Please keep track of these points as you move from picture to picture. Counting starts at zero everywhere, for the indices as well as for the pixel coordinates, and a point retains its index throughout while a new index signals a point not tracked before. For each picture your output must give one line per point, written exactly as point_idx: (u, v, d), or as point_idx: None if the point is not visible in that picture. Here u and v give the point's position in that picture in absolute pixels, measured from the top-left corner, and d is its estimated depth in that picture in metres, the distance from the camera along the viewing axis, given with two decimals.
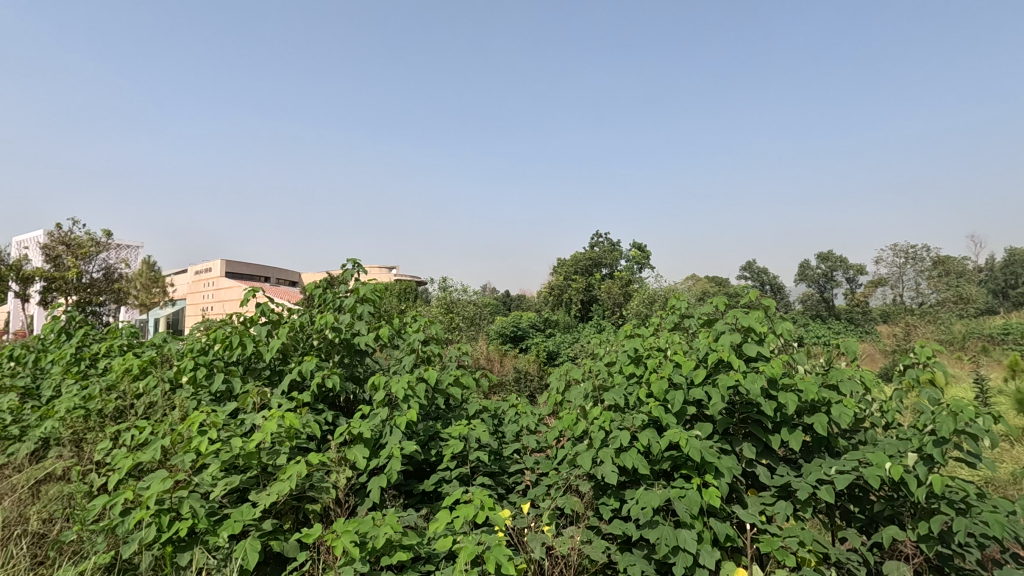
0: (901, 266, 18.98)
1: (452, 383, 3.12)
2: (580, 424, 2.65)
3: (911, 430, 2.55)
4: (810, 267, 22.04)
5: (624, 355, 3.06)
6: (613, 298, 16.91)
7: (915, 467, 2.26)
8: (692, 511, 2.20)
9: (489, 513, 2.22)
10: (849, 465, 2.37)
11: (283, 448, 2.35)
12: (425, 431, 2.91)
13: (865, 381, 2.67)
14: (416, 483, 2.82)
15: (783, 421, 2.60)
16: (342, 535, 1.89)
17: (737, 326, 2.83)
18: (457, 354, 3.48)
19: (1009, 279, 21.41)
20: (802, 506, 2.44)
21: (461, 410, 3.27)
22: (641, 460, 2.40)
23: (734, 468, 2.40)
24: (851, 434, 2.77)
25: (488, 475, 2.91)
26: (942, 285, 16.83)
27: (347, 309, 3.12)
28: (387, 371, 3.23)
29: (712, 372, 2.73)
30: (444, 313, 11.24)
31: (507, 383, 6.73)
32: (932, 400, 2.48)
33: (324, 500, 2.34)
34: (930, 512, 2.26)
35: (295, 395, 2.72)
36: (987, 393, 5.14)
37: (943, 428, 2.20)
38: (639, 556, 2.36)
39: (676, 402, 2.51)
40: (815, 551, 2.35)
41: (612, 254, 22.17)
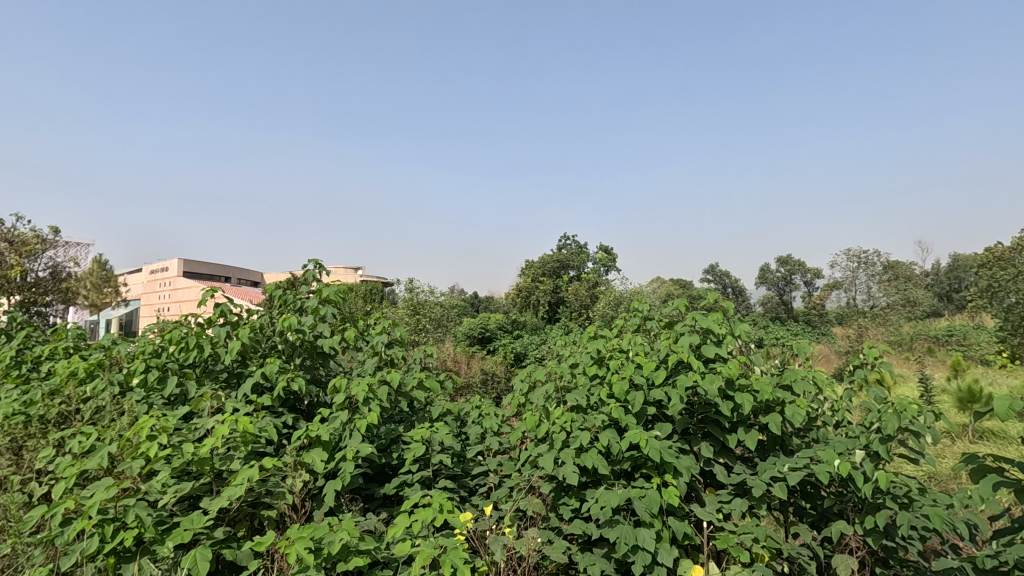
0: (854, 270, 19.78)
1: (416, 386, 3.09)
2: (542, 425, 2.67)
3: (859, 427, 2.65)
4: (769, 270, 22.72)
5: (588, 356, 3.10)
6: (580, 300, 17.10)
7: (862, 464, 2.35)
8: (651, 510, 2.24)
9: (448, 515, 2.20)
10: (801, 462, 2.45)
11: (237, 453, 2.28)
12: (387, 434, 2.87)
13: (816, 381, 2.77)
14: (376, 487, 2.78)
15: (739, 421, 2.68)
16: (295, 542, 1.84)
17: (696, 328, 2.90)
18: (422, 356, 3.45)
19: (952, 283, 22.56)
20: (756, 503, 2.51)
21: (424, 413, 3.25)
22: (601, 461, 2.42)
23: (692, 467, 2.44)
24: (804, 432, 2.87)
25: (450, 478, 2.89)
26: (892, 289, 17.60)
27: (309, 310, 3.06)
28: (349, 374, 3.18)
29: (672, 373, 2.79)
30: (410, 313, 11.14)
31: (473, 386, 6.73)
32: (879, 399, 2.59)
33: (280, 507, 2.28)
34: (876, 507, 2.36)
35: (253, 399, 2.65)
36: (931, 392, 5.41)
37: (888, 426, 2.30)
38: (599, 556, 2.38)
39: (636, 403, 2.55)
40: (768, 547, 2.41)
41: (581, 258, 22.33)
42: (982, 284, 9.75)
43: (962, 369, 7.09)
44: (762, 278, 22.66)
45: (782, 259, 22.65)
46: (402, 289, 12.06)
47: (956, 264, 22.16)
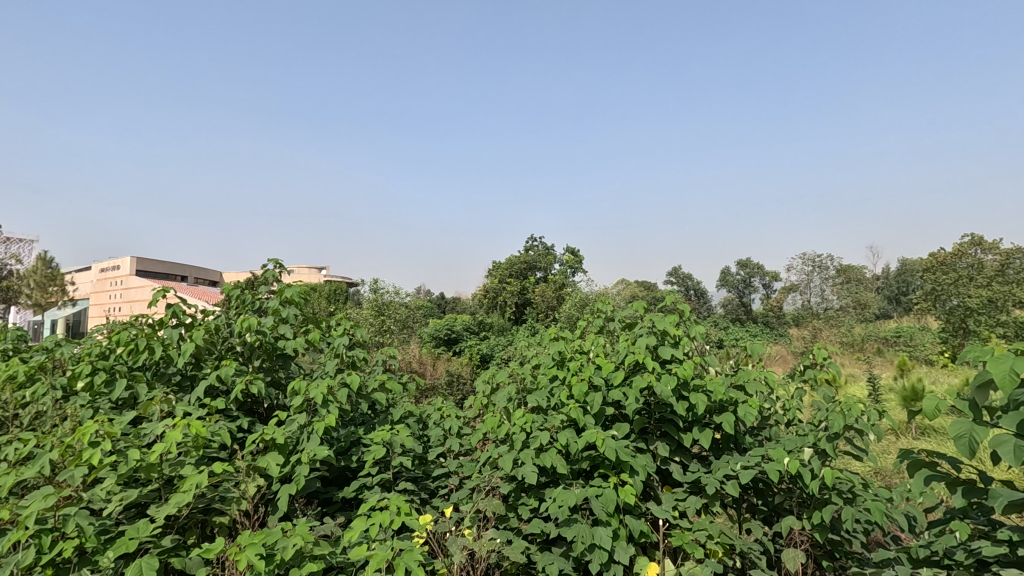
0: (809, 274, 20.52)
1: (377, 388, 3.06)
2: (502, 426, 2.68)
3: (808, 426, 2.76)
4: (730, 273, 23.32)
5: (549, 357, 3.12)
6: (546, 302, 17.23)
7: (810, 461, 2.44)
8: (607, 508, 2.27)
9: (405, 518, 2.18)
10: (752, 460, 2.53)
11: (188, 458, 2.21)
12: (346, 437, 2.83)
13: (768, 381, 2.87)
14: (335, 491, 2.74)
15: (694, 420, 2.75)
16: (246, 549, 1.79)
17: (654, 329, 2.96)
18: (384, 357, 3.41)
19: (900, 287, 23.60)
20: (710, 501, 2.57)
21: (385, 415, 3.22)
22: (560, 460, 2.45)
23: (648, 466, 2.49)
24: (757, 430, 2.97)
25: (410, 480, 2.87)
26: (845, 292, 18.33)
27: (269, 311, 2.99)
28: (309, 376, 3.12)
29: (630, 374, 2.84)
30: (374, 314, 10.97)
31: (438, 387, 6.68)
32: (827, 399, 2.70)
33: (232, 513, 2.22)
34: (822, 502, 2.45)
35: (207, 402, 2.58)
36: (878, 391, 5.65)
37: (835, 424, 2.39)
38: (558, 556, 2.40)
39: (595, 403, 2.59)
40: (721, 543, 2.48)
41: (548, 258, 22.46)
42: (926, 287, 10.27)
43: (908, 369, 7.44)
44: (723, 281, 23.27)
45: (742, 261, 23.33)
46: (367, 289, 11.89)
47: (904, 268, 23.26)
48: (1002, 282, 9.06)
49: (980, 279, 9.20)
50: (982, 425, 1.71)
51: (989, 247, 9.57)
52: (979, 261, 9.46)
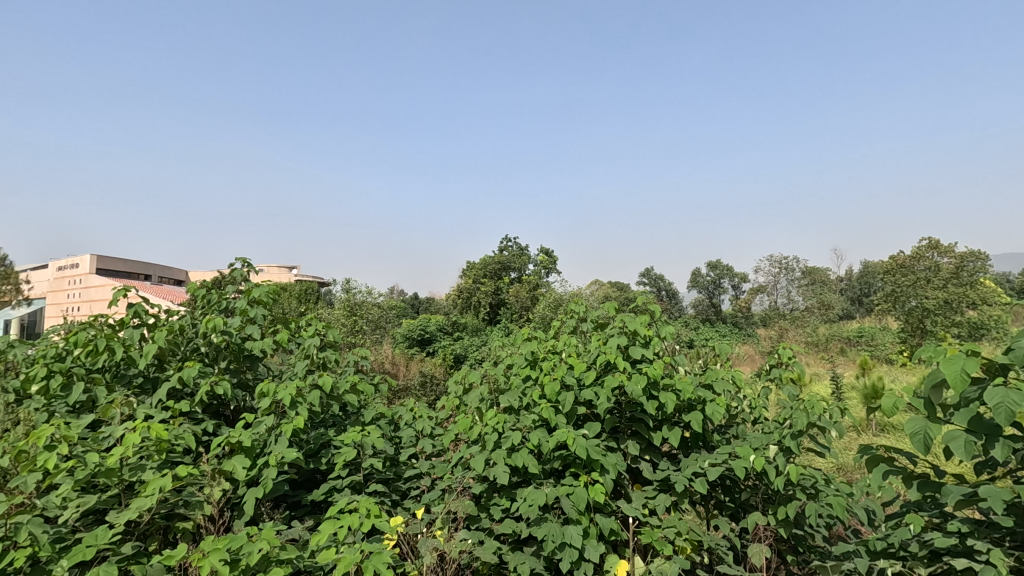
0: (776, 275, 21.05)
1: (348, 389, 3.02)
2: (474, 426, 2.67)
3: (773, 424, 2.83)
4: (701, 275, 23.75)
5: (522, 358, 3.14)
6: (520, 302, 17.27)
7: (775, 458, 2.50)
8: (577, 507, 2.29)
9: (375, 520, 2.16)
10: (720, 458, 2.59)
11: (149, 462, 2.14)
12: (316, 439, 2.79)
13: (736, 381, 2.93)
14: (303, 494, 2.69)
15: (664, 419, 2.79)
16: (210, 555, 1.74)
17: (625, 330, 3.00)
18: (356, 358, 3.37)
19: (862, 288, 24.39)
20: (679, 498, 2.62)
21: (356, 416, 3.18)
22: (531, 460, 2.45)
23: (618, 464, 2.52)
24: (725, 429, 3.03)
25: (381, 482, 2.85)
26: (810, 293, 18.86)
27: (236, 311, 2.92)
28: (278, 378, 3.06)
29: (601, 374, 2.87)
30: (346, 314, 10.83)
31: (411, 387, 6.65)
32: (792, 397, 2.77)
33: (196, 518, 2.16)
34: (787, 497, 2.52)
35: (171, 405, 2.50)
36: (841, 390, 5.84)
37: (799, 422, 2.46)
38: (529, 555, 2.41)
39: (566, 403, 2.61)
40: (690, 539, 2.52)
41: (522, 259, 22.50)
42: (886, 289, 10.64)
43: (869, 368, 7.70)
44: (694, 282, 23.70)
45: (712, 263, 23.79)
46: (339, 289, 11.74)
47: (866, 270, 24.05)
48: (956, 284, 9.44)
49: (936, 281, 9.57)
50: (936, 422, 1.78)
51: (944, 251, 9.96)
52: (935, 263, 9.83)
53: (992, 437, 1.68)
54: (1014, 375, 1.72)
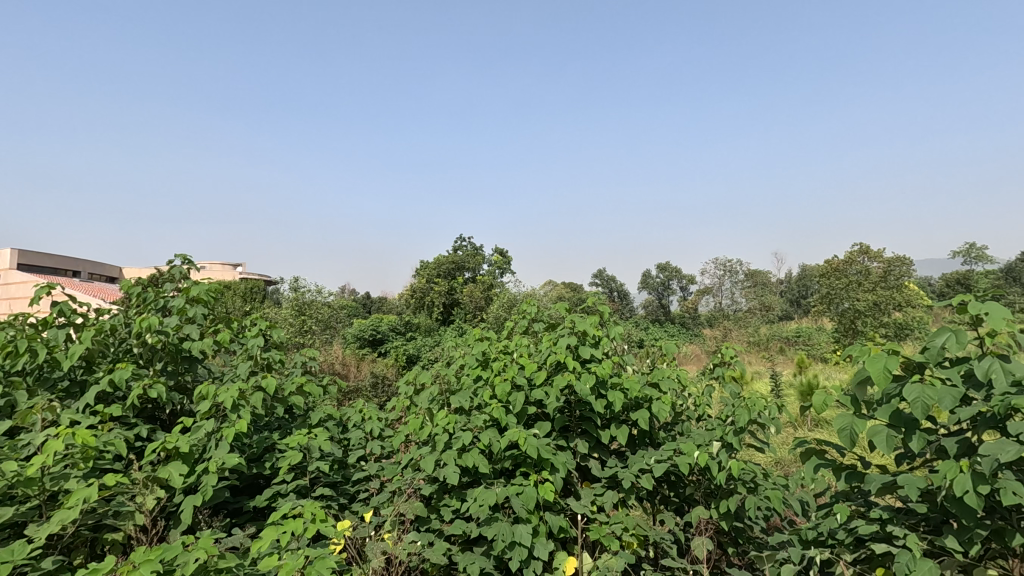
0: (722, 277, 21.86)
1: (294, 391, 2.93)
2: (424, 428, 2.65)
3: (716, 421, 2.94)
4: (651, 276, 24.38)
5: (473, 358, 3.13)
6: (474, 302, 17.24)
7: (717, 454, 2.60)
8: (527, 506, 2.31)
9: (321, 525, 2.10)
10: (665, 454, 2.66)
11: (74, 471, 2.01)
12: (259, 443, 2.69)
13: (681, 379, 3.02)
14: (246, 500, 2.60)
15: (612, 417, 2.85)
16: (141, 567, 1.65)
17: (575, 330, 3.04)
18: (302, 359, 3.28)
19: (800, 290, 25.65)
20: (626, 495, 2.68)
21: (302, 419, 3.09)
22: (482, 460, 2.45)
23: (568, 463, 2.56)
24: (671, 426, 3.13)
25: (328, 486, 2.78)
26: (753, 295, 19.68)
27: (174, 310, 2.78)
28: (218, 380, 2.93)
29: (552, 373, 2.90)
30: (295, 313, 10.52)
31: (362, 389, 6.53)
32: (733, 395, 2.88)
33: (127, 529, 2.04)
34: (728, 491, 2.62)
35: (100, 409, 2.36)
36: (779, 387, 6.13)
37: (740, 419, 2.57)
38: (479, 555, 2.41)
39: (517, 403, 2.62)
40: (636, 534, 2.58)
41: (476, 258, 22.47)
42: (822, 291, 11.23)
43: (805, 366, 8.11)
44: (644, 283, 24.31)
45: (662, 265, 24.48)
46: (287, 288, 11.39)
47: (805, 273, 25.28)
48: (884, 287, 10.07)
49: (866, 284, 10.17)
50: (861, 418, 1.89)
51: (874, 256, 10.60)
52: (866, 268, 10.44)
53: (910, 430, 1.80)
54: (930, 372, 1.85)
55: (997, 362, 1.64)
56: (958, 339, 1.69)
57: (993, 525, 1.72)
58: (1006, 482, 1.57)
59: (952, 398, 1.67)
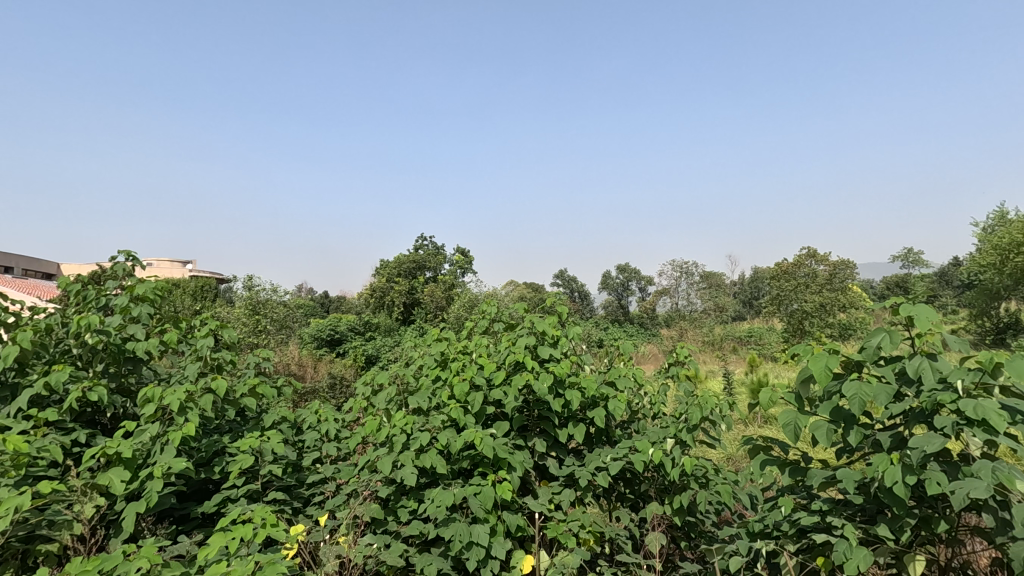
0: (679, 279, 22.42)
1: (246, 393, 2.84)
2: (381, 429, 2.62)
3: (670, 418, 3.02)
4: (611, 277, 24.76)
5: (432, 358, 3.11)
6: (435, 302, 17.12)
7: (671, 451, 2.67)
8: (484, 505, 2.31)
9: (272, 530, 2.05)
10: (621, 452, 2.72)
11: (4, 479, 1.90)
12: (208, 446, 2.60)
13: (637, 378, 3.09)
14: (193, 506, 2.51)
15: (569, 417, 2.89)
16: None
17: (534, 330, 3.07)
18: (255, 360, 3.18)
19: (753, 292, 26.56)
20: (583, 493, 2.72)
21: (254, 421, 3.00)
22: (439, 460, 2.44)
23: (526, 462, 2.58)
24: (627, 424, 3.19)
25: (281, 489, 2.71)
26: (708, 296, 20.26)
27: (117, 309, 2.66)
28: (165, 382, 2.82)
29: (510, 373, 2.92)
30: (248, 312, 10.19)
31: (318, 390, 6.39)
32: (686, 393, 2.97)
33: (63, 539, 1.94)
34: (681, 487, 2.69)
35: (34, 414, 2.23)
36: (732, 385, 6.33)
37: (693, 416, 2.65)
38: (436, 556, 2.40)
39: (475, 403, 2.62)
40: (592, 531, 2.63)
41: (438, 258, 22.32)
42: (773, 292, 11.66)
43: (756, 365, 8.40)
44: (604, 284, 24.68)
45: (621, 266, 24.92)
46: (240, 286, 11.02)
47: (757, 275, 26.20)
48: (830, 289, 10.55)
49: (813, 286, 10.63)
50: (804, 415, 1.98)
51: (820, 259, 11.09)
52: (814, 271, 10.91)
53: (848, 425, 1.90)
54: (866, 370, 1.96)
55: (926, 361, 1.76)
56: (892, 339, 1.79)
57: (922, 513, 1.83)
58: (933, 473, 1.68)
59: (886, 395, 1.77)
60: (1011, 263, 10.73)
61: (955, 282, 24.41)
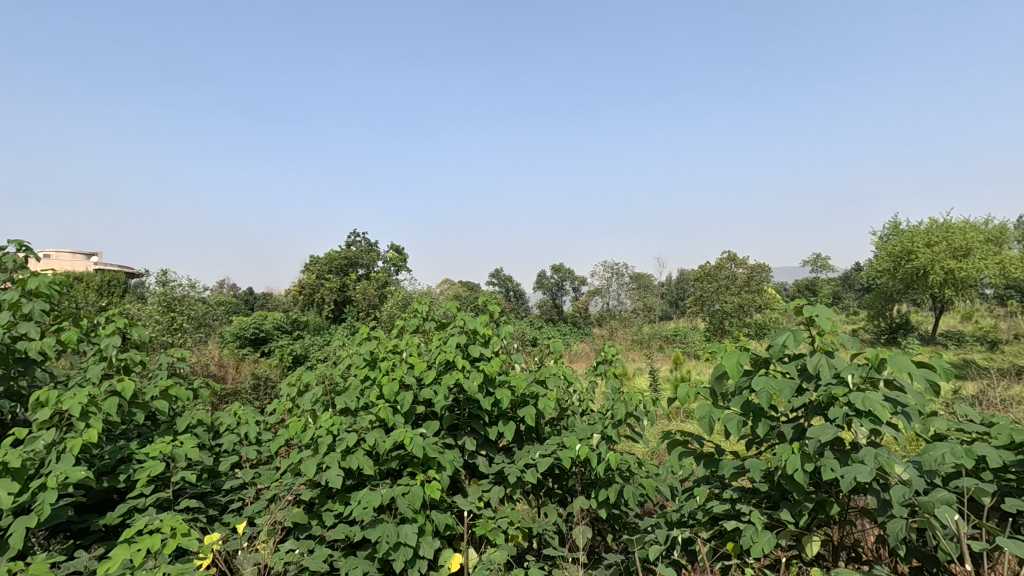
0: (610, 279, 23.07)
1: (157, 396, 2.66)
2: (306, 431, 2.53)
3: (597, 415, 3.11)
4: (545, 277, 25.14)
5: (360, 358, 3.05)
6: (367, 299, 16.71)
7: (597, 446, 2.75)
8: (413, 505, 2.29)
9: (183, 539, 1.93)
10: (549, 449, 2.77)
11: None
12: (112, 453, 2.42)
13: (566, 376, 3.17)
14: (94, 518, 2.32)
15: (499, 415, 2.91)
16: None
17: (465, 329, 3.07)
18: (168, 360, 2.99)
19: (679, 293, 27.78)
20: (512, 490, 2.75)
21: (166, 425, 2.82)
22: (367, 461, 2.39)
23: (455, 461, 2.57)
24: (556, 421, 3.26)
25: (195, 497, 2.57)
26: (638, 296, 20.99)
27: (6, 305, 2.41)
28: (63, 384, 2.59)
29: (441, 372, 2.90)
30: (163, 309, 9.53)
31: (240, 391, 6.08)
32: (612, 391, 3.07)
33: None
34: (606, 481, 2.79)
35: None
36: (657, 382, 6.60)
37: (618, 413, 2.75)
38: (362, 559, 2.35)
39: (405, 402, 2.59)
40: (521, 527, 2.66)
41: (371, 254, 21.80)
42: (696, 293, 12.24)
43: (680, 363, 8.80)
44: (539, 284, 24.97)
45: (556, 266, 25.31)
46: (153, 281, 10.28)
47: (682, 277, 27.43)
48: (748, 291, 11.22)
49: (733, 288, 11.26)
50: (717, 409, 2.11)
51: (740, 262, 11.78)
52: (733, 273, 11.57)
53: (756, 417, 2.04)
54: (773, 367, 2.11)
55: (823, 357, 1.91)
56: (794, 338, 1.94)
57: (818, 498, 2.00)
58: (827, 460, 1.83)
59: (789, 389, 1.91)
60: (901, 269, 11.81)
61: (856, 285, 26.60)
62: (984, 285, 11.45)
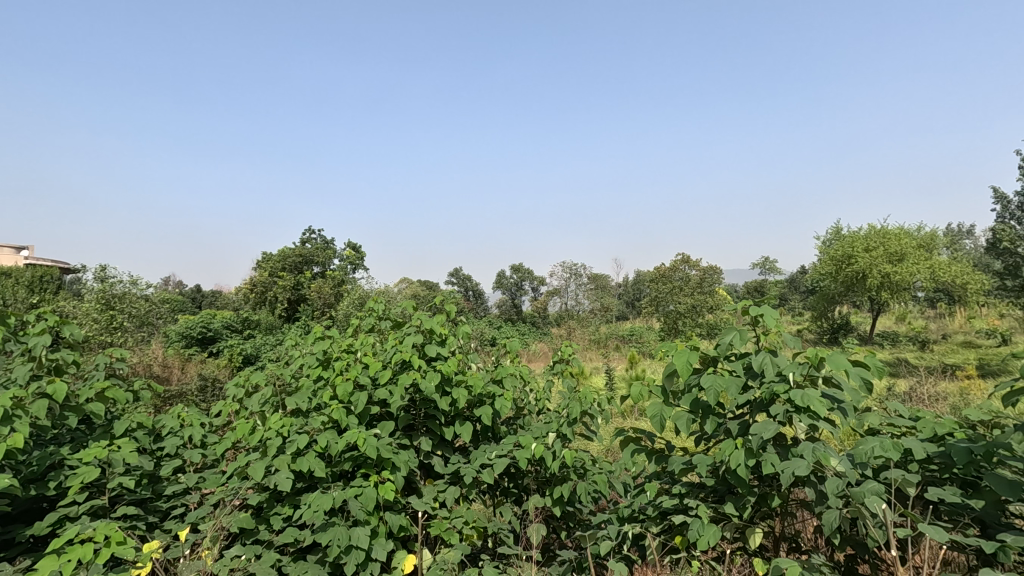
0: (568, 280, 23.32)
1: (92, 398, 2.52)
2: (254, 433, 2.45)
3: (553, 414, 3.14)
4: (505, 277, 25.19)
5: (313, 358, 2.97)
6: (322, 298, 16.32)
7: (553, 445, 2.78)
8: (366, 507, 2.25)
9: (119, 549, 1.84)
10: (505, 448, 2.77)
11: None
12: (42, 459, 2.28)
13: (523, 376, 3.18)
14: (20, 529, 2.18)
15: (456, 414, 2.90)
16: None
17: (422, 329, 3.04)
18: (105, 360, 2.84)
19: (635, 294, 28.35)
20: (467, 489, 2.74)
21: (103, 429, 2.67)
22: (318, 463, 2.33)
23: (410, 462, 2.54)
24: (512, 420, 3.27)
25: (133, 503, 2.45)
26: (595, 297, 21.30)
27: None
28: None
29: (396, 372, 2.86)
30: (100, 307, 9.02)
31: (185, 393, 5.83)
32: (568, 390, 3.10)
33: None
34: (561, 479, 2.81)
35: None
36: (613, 381, 6.70)
37: (573, 411, 2.78)
38: (312, 563, 2.30)
39: (359, 403, 2.54)
40: (476, 527, 2.66)
41: (327, 252, 21.30)
42: (652, 294, 12.51)
43: (635, 362, 8.97)
44: (498, 283, 25.00)
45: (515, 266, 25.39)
46: (91, 277, 9.72)
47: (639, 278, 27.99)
48: (701, 292, 11.55)
49: (687, 289, 11.57)
50: (668, 406, 2.16)
51: (693, 264, 12.12)
52: (687, 274, 11.90)
53: (705, 415, 2.10)
54: (721, 366, 2.18)
55: (768, 356, 1.98)
56: (741, 337, 2.01)
57: (761, 491, 2.08)
58: (770, 455, 1.91)
59: (736, 387, 1.98)
60: (842, 272, 12.40)
61: (801, 287, 27.80)
62: (916, 288, 12.17)
